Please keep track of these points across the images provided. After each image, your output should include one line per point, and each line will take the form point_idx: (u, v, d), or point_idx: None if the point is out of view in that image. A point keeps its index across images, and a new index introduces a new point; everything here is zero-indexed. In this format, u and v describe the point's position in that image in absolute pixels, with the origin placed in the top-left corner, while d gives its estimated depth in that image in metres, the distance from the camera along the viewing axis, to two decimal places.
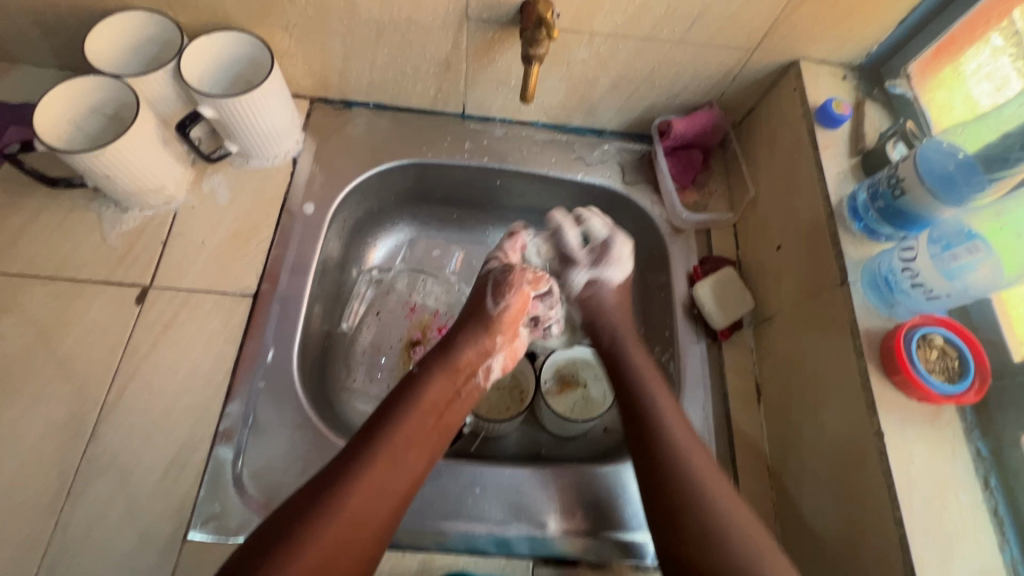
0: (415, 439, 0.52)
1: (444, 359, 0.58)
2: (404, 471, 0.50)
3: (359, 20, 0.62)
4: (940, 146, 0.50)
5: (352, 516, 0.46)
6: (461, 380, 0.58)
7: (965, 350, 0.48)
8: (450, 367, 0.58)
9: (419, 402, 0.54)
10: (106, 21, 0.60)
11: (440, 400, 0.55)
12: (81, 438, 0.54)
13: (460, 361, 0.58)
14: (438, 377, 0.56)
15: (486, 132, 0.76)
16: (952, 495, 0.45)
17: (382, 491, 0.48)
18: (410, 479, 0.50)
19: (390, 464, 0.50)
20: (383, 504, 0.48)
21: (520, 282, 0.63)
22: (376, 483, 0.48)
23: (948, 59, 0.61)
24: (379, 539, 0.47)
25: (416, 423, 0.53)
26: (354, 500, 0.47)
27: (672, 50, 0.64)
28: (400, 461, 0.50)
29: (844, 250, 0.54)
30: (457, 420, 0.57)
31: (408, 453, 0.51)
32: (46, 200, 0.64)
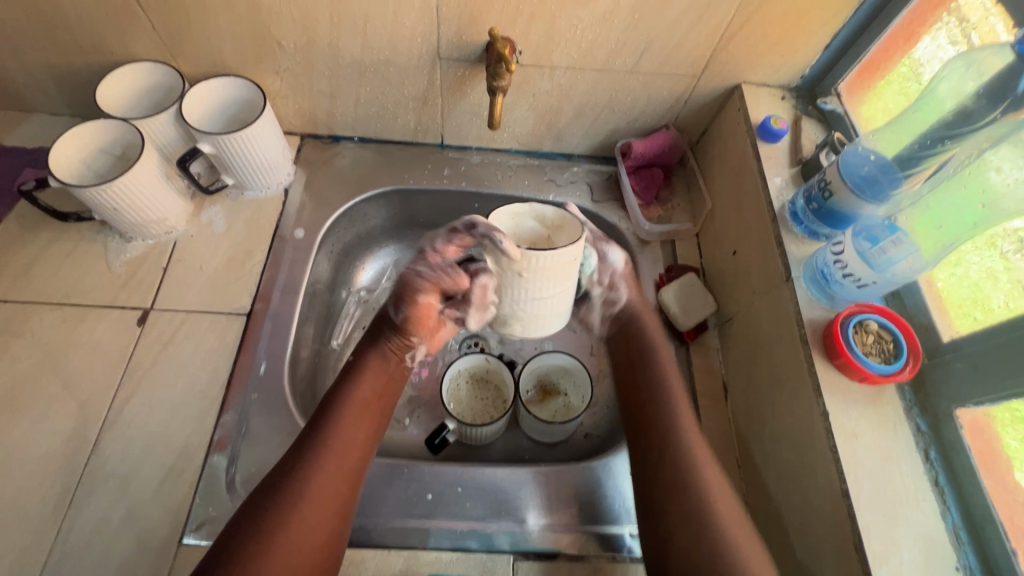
0: (351, 426, 0.54)
1: (371, 348, 0.59)
2: (348, 457, 0.52)
3: (343, 63, 0.69)
4: (858, 150, 0.56)
5: (307, 510, 0.48)
6: (393, 365, 0.60)
7: (898, 334, 0.52)
8: (381, 354, 0.59)
9: (353, 392, 0.56)
10: (116, 73, 0.67)
11: (374, 387, 0.57)
12: (85, 450, 0.58)
13: (386, 352, 0.59)
14: (369, 364, 0.58)
15: (463, 160, 0.83)
16: (895, 467, 0.49)
17: (335, 476, 0.51)
18: (354, 462, 0.53)
19: (332, 453, 0.52)
20: (334, 492, 0.50)
21: (416, 287, 0.57)
22: (321, 473, 0.50)
23: (872, 80, 0.68)
24: (339, 522, 0.50)
25: (353, 410, 0.55)
26: (306, 494, 0.49)
27: (626, 78, 0.70)
28: (343, 448, 0.53)
29: (787, 249, 0.59)
30: (395, 396, 0.60)
31: (353, 439, 0.54)
32: (57, 233, 0.70)
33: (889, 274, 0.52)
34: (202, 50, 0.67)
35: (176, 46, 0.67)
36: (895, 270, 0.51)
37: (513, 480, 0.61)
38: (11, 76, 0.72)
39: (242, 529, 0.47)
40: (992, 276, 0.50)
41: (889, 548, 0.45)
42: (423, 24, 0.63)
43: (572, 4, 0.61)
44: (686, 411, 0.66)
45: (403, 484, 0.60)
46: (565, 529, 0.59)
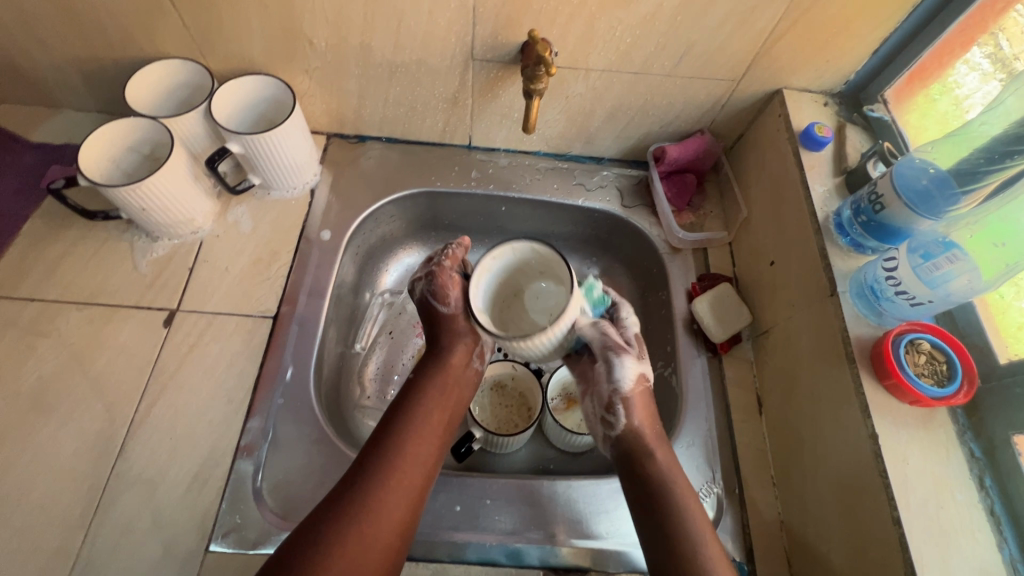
0: (421, 436, 0.55)
1: (434, 360, 0.61)
2: (418, 465, 0.54)
3: (374, 62, 0.67)
4: (914, 163, 0.54)
5: (380, 514, 0.49)
6: (453, 380, 0.61)
7: (952, 355, 0.50)
8: (444, 370, 0.60)
9: (423, 403, 0.58)
10: (145, 70, 0.67)
11: (441, 398, 0.59)
12: (111, 453, 0.57)
13: (449, 360, 0.61)
14: (434, 378, 0.60)
15: (491, 162, 0.81)
16: (949, 495, 0.47)
17: (400, 488, 0.51)
18: (423, 472, 0.54)
19: (405, 461, 0.53)
20: (403, 498, 0.51)
21: (450, 275, 0.63)
22: (394, 479, 0.51)
23: (921, 87, 0.65)
24: (404, 533, 0.50)
25: (424, 421, 0.57)
26: (378, 500, 0.50)
27: (663, 82, 0.68)
28: (413, 457, 0.54)
29: (832, 263, 0.57)
30: (461, 408, 0.61)
31: (421, 451, 0.55)
32: (83, 231, 0.69)
33: (943, 292, 0.49)
34: (232, 48, 0.66)
35: (205, 43, 0.66)
36: (951, 288, 0.49)
37: (541, 495, 0.60)
38: (39, 71, 0.71)
39: (307, 535, 0.47)
40: None
41: None
42: (458, 24, 0.62)
43: (612, 5, 0.59)
44: (720, 426, 0.64)
45: (431, 495, 0.59)
46: (597, 546, 0.58)
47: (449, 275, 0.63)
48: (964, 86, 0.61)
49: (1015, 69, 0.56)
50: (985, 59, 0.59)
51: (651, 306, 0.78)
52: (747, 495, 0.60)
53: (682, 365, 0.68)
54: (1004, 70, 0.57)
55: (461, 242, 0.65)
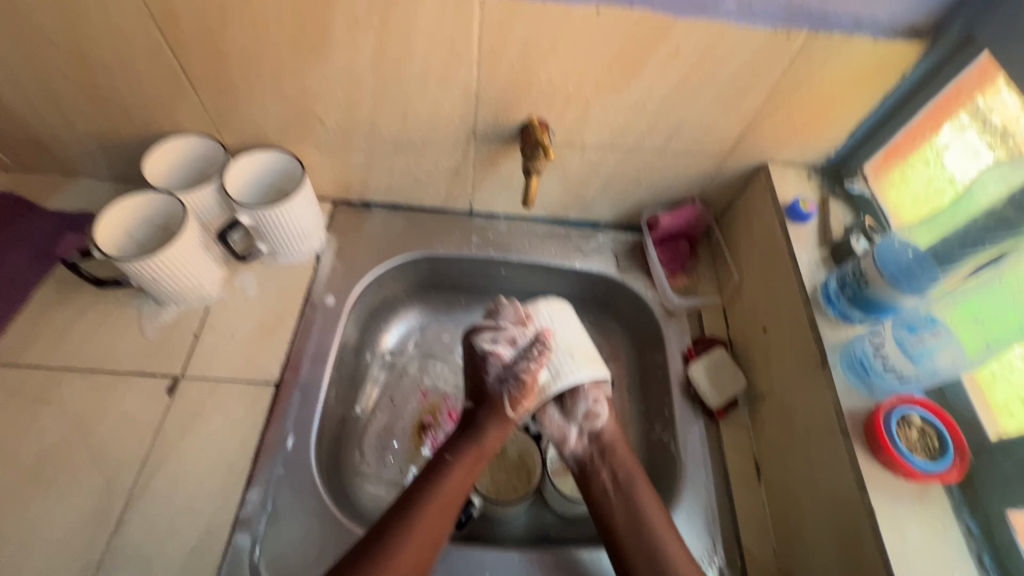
0: (443, 512, 0.58)
1: (469, 435, 0.64)
2: (433, 540, 0.57)
3: (381, 138, 0.71)
4: (895, 243, 0.56)
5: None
6: (480, 457, 0.63)
7: (942, 430, 0.52)
8: (477, 452, 0.63)
9: (451, 479, 0.61)
10: (163, 146, 0.70)
11: (467, 480, 0.61)
12: (108, 526, 0.57)
13: (482, 437, 0.64)
14: (465, 455, 0.63)
15: (491, 227, 0.84)
16: (949, 574, 0.47)
17: (412, 565, 0.54)
18: (432, 547, 0.56)
19: (422, 539, 0.56)
20: None
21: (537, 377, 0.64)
22: (409, 555, 0.55)
23: (898, 160, 0.68)
24: None
25: (444, 500, 0.59)
26: (390, 570, 0.53)
27: (654, 156, 0.72)
28: (429, 534, 0.57)
29: (822, 334, 0.59)
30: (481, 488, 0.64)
31: (437, 528, 0.57)
32: (93, 297, 0.71)
33: (930, 367, 0.53)
34: (247, 125, 0.70)
35: (222, 121, 0.70)
36: (937, 364, 0.53)
37: (542, 567, 0.59)
38: (61, 144, 0.74)
39: None
40: None
41: None
42: (462, 107, 0.66)
43: (606, 91, 0.63)
44: (719, 493, 0.64)
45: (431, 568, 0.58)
46: None
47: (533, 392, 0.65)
48: (944, 144, 0.63)
49: (992, 121, 0.57)
50: (960, 142, 0.61)
51: (649, 368, 0.79)
52: (748, 566, 0.60)
53: (679, 430, 0.68)
54: (981, 122, 0.58)
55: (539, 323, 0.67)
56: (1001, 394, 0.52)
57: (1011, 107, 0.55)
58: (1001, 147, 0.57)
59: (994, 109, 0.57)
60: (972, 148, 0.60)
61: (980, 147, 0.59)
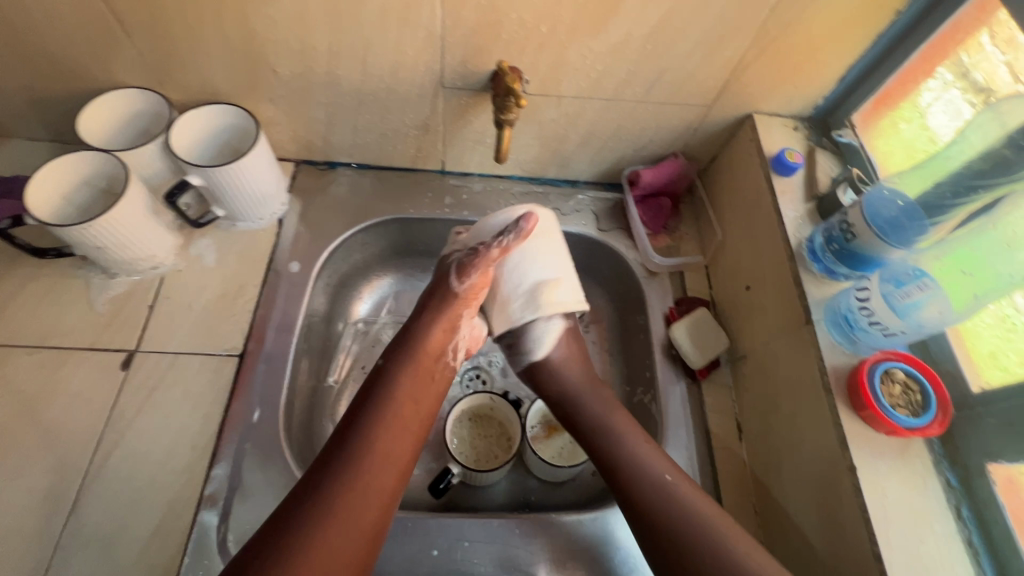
0: (385, 454, 0.51)
1: (409, 352, 0.58)
2: (380, 486, 0.50)
3: (341, 90, 0.66)
4: (884, 193, 0.54)
5: (341, 521, 0.47)
6: (421, 382, 0.58)
7: (925, 384, 0.51)
8: (419, 356, 0.58)
9: (394, 396, 0.55)
10: (98, 100, 0.64)
11: (415, 394, 0.56)
12: (63, 509, 0.54)
13: (424, 346, 0.59)
14: (408, 367, 0.58)
15: (465, 187, 0.80)
16: (928, 526, 0.47)
17: (365, 491, 0.49)
18: (388, 472, 0.51)
19: (374, 463, 0.50)
20: (368, 507, 0.48)
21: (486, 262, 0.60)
22: (362, 480, 0.49)
23: (888, 109, 0.65)
24: (372, 539, 0.48)
25: (393, 417, 0.54)
26: (342, 501, 0.48)
27: (635, 108, 0.68)
28: (382, 456, 0.51)
29: (807, 291, 0.57)
30: (434, 400, 0.58)
31: (390, 448, 0.52)
32: (35, 269, 0.66)
33: (915, 321, 0.50)
34: (192, 77, 0.64)
35: (164, 73, 0.63)
36: (923, 318, 0.49)
37: (520, 533, 0.58)
38: None
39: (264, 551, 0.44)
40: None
41: None
42: (427, 53, 0.60)
43: (582, 34, 0.58)
44: (700, 453, 0.64)
45: (408, 538, 0.57)
46: None
47: (486, 276, 0.61)
48: (927, 107, 0.61)
49: (975, 79, 0.56)
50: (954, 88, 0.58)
51: (630, 330, 0.77)
52: None
53: (660, 392, 0.67)
54: (964, 80, 0.57)
55: (524, 222, 0.58)
56: (983, 344, 0.51)
57: (997, 57, 0.53)
58: (984, 103, 0.55)
59: (978, 64, 0.55)
60: (954, 107, 0.58)
61: (962, 106, 0.57)
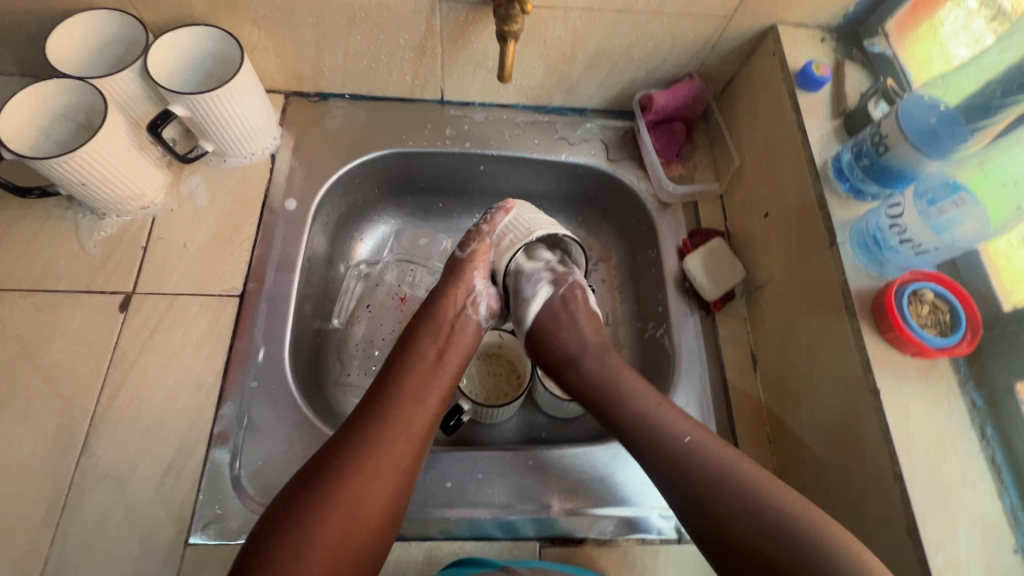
0: (412, 408, 0.51)
1: (428, 319, 0.58)
2: (410, 438, 0.50)
3: (329, 8, 0.60)
4: (922, 100, 0.50)
5: (376, 454, 0.47)
6: (446, 338, 0.58)
7: (955, 304, 0.49)
8: (434, 317, 0.59)
9: (419, 345, 0.56)
10: (66, 23, 0.59)
11: (437, 343, 0.57)
12: (73, 449, 0.53)
13: (442, 314, 0.59)
14: (432, 324, 0.58)
15: (466, 117, 0.75)
16: (951, 446, 0.46)
17: (400, 429, 0.50)
18: (420, 409, 0.52)
19: (406, 401, 0.51)
20: (402, 443, 0.49)
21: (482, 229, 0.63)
22: (397, 415, 0.50)
23: (926, 16, 0.60)
24: (409, 473, 0.49)
25: (420, 360, 0.55)
26: (376, 435, 0.48)
27: (649, 21, 0.63)
28: (413, 394, 0.52)
29: (832, 212, 0.54)
30: (461, 350, 0.58)
31: (422, 389, 0.53)
32: (21, 210, 0.63)
33: (950, 237, 0.48)
34: None
35: None
36: (958, 234, 0.47)
37: (533, 465, 0.58)
38: None
39: (306, 485, 0.45)
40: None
41: (946, 534, 0.42)
42: None
43: None
44: (714, 385, 0.62)
45: (420, 473, 0.57)
46: (590, 513, 0.56)
47: (486, 243, 0.62)
48: (945, 29, 0.60)
49: (1000, 7, 0.55)
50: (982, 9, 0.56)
51: (641, 265, 0.74)
52: (743, 453, 0.59)
53: (674, 325, 0.65)
54: (990, 8, 0.56)
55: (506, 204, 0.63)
56: (1019, 263, 0.50)
57: None
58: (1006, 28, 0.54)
59: None
60: (976, 34, 0.56)
61: (986, 32, 0.56)
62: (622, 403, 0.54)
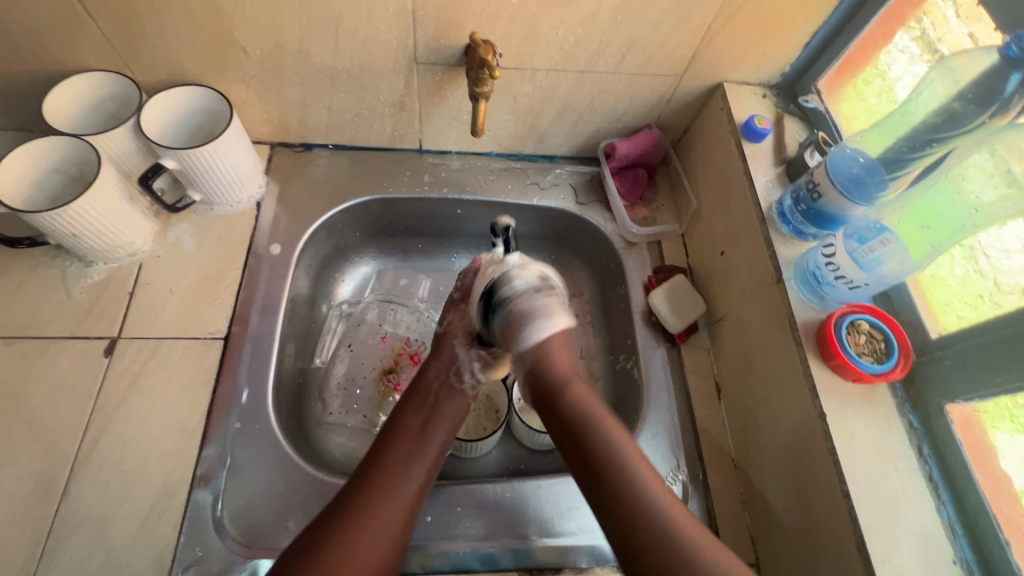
0: (399, 479, 0.53)
1: (414, 392, 0.61)
2: (394, 514, 0.51)
3: (314, 68, 0.65)
4: (847, 152, 0.57)
5: (362, 529, 0.49)
6: (432, 410, 0.59)
7: (889, 333, 0.54)
8: (419, 386, 0.61)
9: (405, 415, 0.58)
10: (63, 84, 0.62)
11: (424, 412, 0.59)
12: (54, 495, 0.54)
13: (426, 385, 0.61)
14: (416, 396, 0.60)
15: (443, 165, 0.80)
16: (892, 465, 0.50)
17: (387, 501, 0.51)
18: (405, 479, 0.53)
19: (391, 472, 0.53)
20: (386, 515, 0.50)
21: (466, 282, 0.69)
22: (382, 489, 0.52)
23: (850, 76, 0.67)
24: (394, 544, 0.50)
25: (408, 430, 0.57)
26: (360, 510, 0.50)
27: (609, 79, 0.69)
28: (399, 465, 0.54)
29: (777, 251, 0.59)
30: (451, 417, 0.60)
31: (410, 460, 0.54)
32: (8, 259, 0.65)
33: (878, 274, 0.53)
34: (159, 58, 0.63)
35: (130, 55, 0.62)
36: (885, 270, 0.52)
37: (510, 497, 0.60)
38: None
39: (295, 557, 0.47)
40: (967, 293, 0.52)
41: (890, 547, 0.46)
42: (399, 28, 0.60)
43: (553, 4, 0.58)
44: (681, 413, 0.66)
45: None
46: (566, 543, 0.58)
47: (461, 310, 0.68)
48: (894, 76, 0.63)
49: (940, 51, 0.57)
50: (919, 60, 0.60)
51: (611, 300, 0.79)
52: (710, 479, 0.62)
53: (642, 357, 0.69)
54: (929, 51, 0.59)
55: (476, 262, 0.69)
56: (943, 292, 0.54)
57: (959, 27, 0.55)
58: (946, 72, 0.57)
59: (943, 38, 0.57)
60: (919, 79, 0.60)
61: None
62: (594, 442, 0.51)
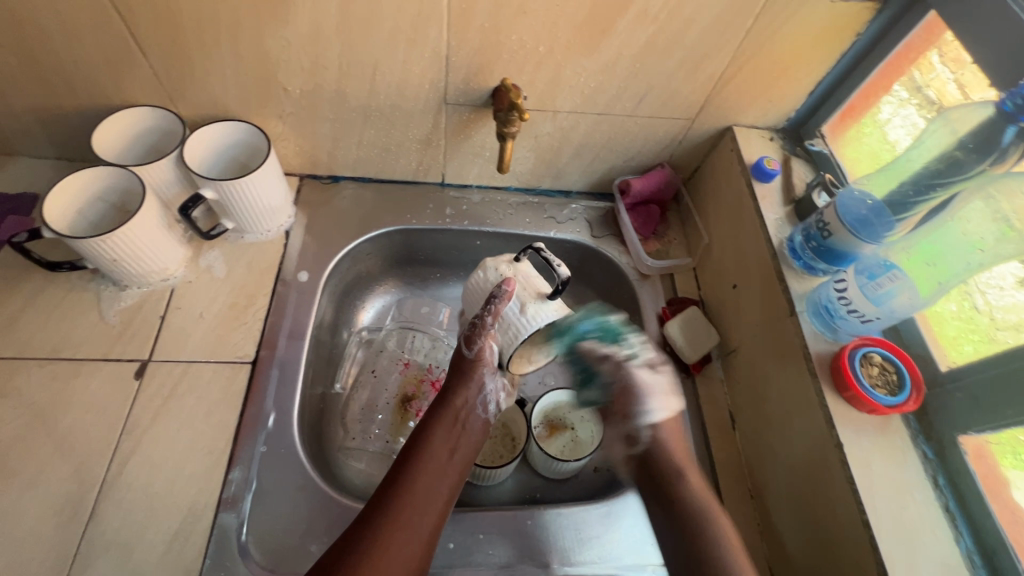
0: (422, 509, 0.53)
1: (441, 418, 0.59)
2: (416, 543, 0.51)
3: (348, 107, 0.69)
4: (854, 194, 0.61)
5: (386, 560, 0.49)
6: (457, 437, 0.60)
7: (900, 366, 0.56)
8: (447, 412, 0.60)
9: (431, 444, 0.57)
10: (112, 117, 0.66)
11: (448, 442, 0.58)
12: (81, 516, 0.54)
13: (454, 411, 0.60)
14: (441, 421, 0.59)
15: (464, 199, 0.83)
16: (909, 495, 0.51)
17: (410, 533, 0.51)
18: (427, 512, 0.53)
19: (415, 503, 0.53)
20: (409, 546, 0.51)
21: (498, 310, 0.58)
22: (406, 520, 0.52)
23: (852, 122, 0.72)
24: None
25: (432, 460, 0.56)
26: (385, 540, 0.50)
27: (626, 121, 0.73)
28: (423, 497, 0.54)
29: (789, 285, 0.62)
30: (470, 448, 0.60)
31: (432, 492, 0.55)
32: (46, 282, 0.67)
33: (888, 309, 0.55)
34: (204, 95, 0.67)
35: (176, 91, 0.66)
36: (895, 305, 0.55)
37: (531, 525, 0.61)
38: None
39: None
40: (974, 329, 0.54)
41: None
42: (432, 71, 0.64)
43: (577, 53, 0.63)
44: (697, 443, 0.67)
45: None
46: (587, 571, 0.59)
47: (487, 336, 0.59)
48: (885, 118, 0.68)
49: (927, 95, 0.63)
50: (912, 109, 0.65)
51: None
52: (728, 509, 0.63)
53: None
54: (919, 96, 0.64)
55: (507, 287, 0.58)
56: (949, 328, 0.57)
57: (945, 73, 0.61)
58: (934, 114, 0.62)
59: (930, 82, 0.63)
60: (910, 121, 0.65)
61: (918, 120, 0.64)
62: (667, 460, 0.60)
